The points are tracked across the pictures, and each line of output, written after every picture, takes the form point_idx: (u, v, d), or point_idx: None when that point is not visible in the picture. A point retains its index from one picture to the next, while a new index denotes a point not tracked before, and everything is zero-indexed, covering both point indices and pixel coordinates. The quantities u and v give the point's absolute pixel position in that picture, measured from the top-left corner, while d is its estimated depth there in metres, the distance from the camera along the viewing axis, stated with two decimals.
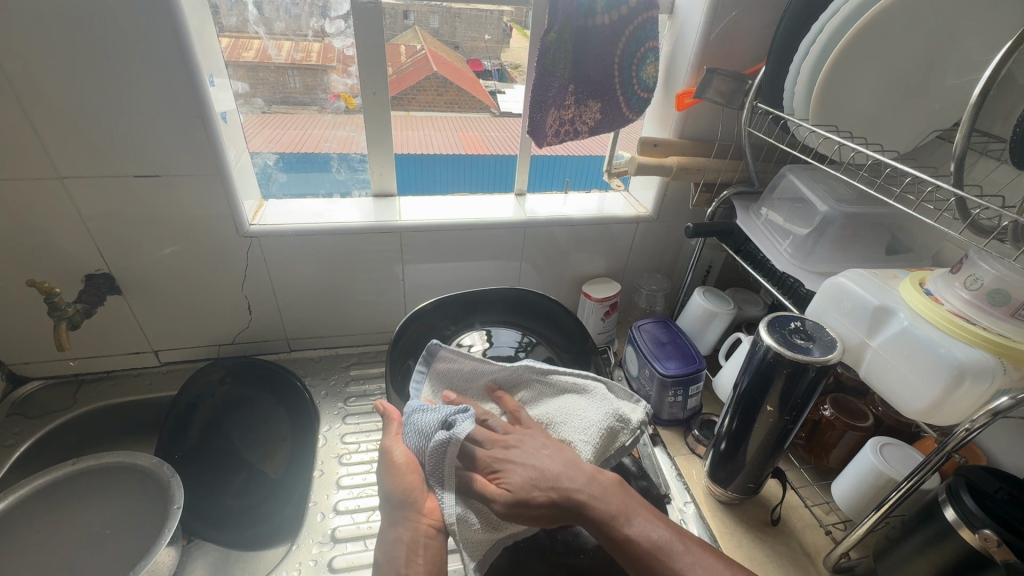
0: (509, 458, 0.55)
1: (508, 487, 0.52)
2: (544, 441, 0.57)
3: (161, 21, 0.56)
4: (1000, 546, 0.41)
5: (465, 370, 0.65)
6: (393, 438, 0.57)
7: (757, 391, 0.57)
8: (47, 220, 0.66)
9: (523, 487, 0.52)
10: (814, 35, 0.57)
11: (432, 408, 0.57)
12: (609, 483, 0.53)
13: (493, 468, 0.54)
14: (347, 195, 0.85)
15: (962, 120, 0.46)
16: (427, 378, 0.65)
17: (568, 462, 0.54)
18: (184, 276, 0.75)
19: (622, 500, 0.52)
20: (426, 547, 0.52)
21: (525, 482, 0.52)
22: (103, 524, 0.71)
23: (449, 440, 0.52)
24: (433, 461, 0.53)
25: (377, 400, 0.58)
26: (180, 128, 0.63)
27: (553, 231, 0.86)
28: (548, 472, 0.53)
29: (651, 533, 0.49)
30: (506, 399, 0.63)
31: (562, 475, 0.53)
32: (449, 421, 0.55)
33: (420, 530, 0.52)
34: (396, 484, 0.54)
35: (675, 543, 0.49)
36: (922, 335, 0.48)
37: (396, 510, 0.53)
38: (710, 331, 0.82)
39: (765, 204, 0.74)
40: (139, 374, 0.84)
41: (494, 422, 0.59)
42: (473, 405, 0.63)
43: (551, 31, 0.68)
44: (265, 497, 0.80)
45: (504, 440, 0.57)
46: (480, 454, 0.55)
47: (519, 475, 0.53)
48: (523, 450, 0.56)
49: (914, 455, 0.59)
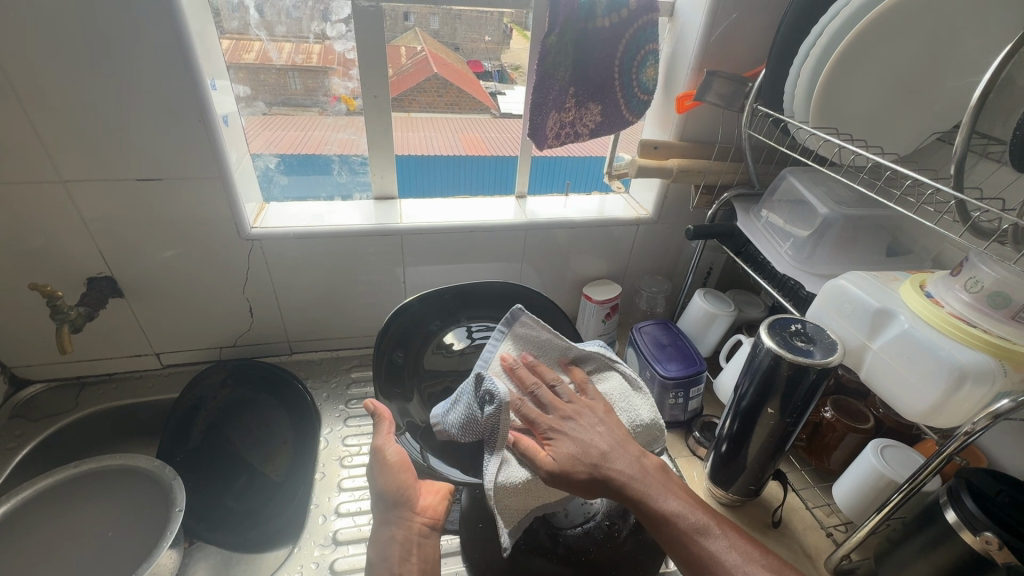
0: (563, 428, 0.55)
1: (554, 458, 0.52)
2: (602, 416, 0.57)
3: (163, 25, 0.57)
4: (1001, 550, 0.41)
5: (543, 340, 0.63)
6: (383, 437, 0.58)
7: (758, 393, 0.57)
8: (49, 223, 0.66)
9: (567, 459, 0.52)
10: (814, 38, 0.58)
11: (455, 403, 0.60)
12: (651, 466, 0.54)
13: (548, 434, 0.54)
14: (348, 197, 0.85)
15: (962, 123, 0.46)
16: (507, 339, 0.63)
17: (614, 440, 0.55)
18: (186, 278, 0.76)
19: (661, 481, 0.53)
20: (418, 544, 0.56)
21: (571, 456, 0.52)
22: (104, 526, 0.71)
23: (497, 412, 0.53)
24: (489, 432, 0.54)
25: (367, 398, 0.58)
26: (182, 131, 0.64)
27: (554, 233, 0.86)
28: (593, 449, 0.53)
29: (688, 516, 0.50)
30: (574, 371, 0.62)
31: (607, 454, 0.53)
32: (484, 393, 0.55)
33: (413, 528, 0.57)
34: (391, 484, 0.57)
35: (713, 527, 0.50)
36: (922, 337, 0.48)
37: (391, 510, 0.57)
38: (712, 332, 0.82)
39: (765, 206, 0.74)
40: (141, 377, 0.84)
41: (560, 391, 0.59)
42: (544, 371, 0.61)
43: (551, 34, 0.68)
44: (267, 499, 0.80)
45: (563, 409, 0.57)
46: (540, 418, 0.55)
47: (566, 447, 0.53)
48: (578, 424, 0.55)
49: (914, 457, 0.59)
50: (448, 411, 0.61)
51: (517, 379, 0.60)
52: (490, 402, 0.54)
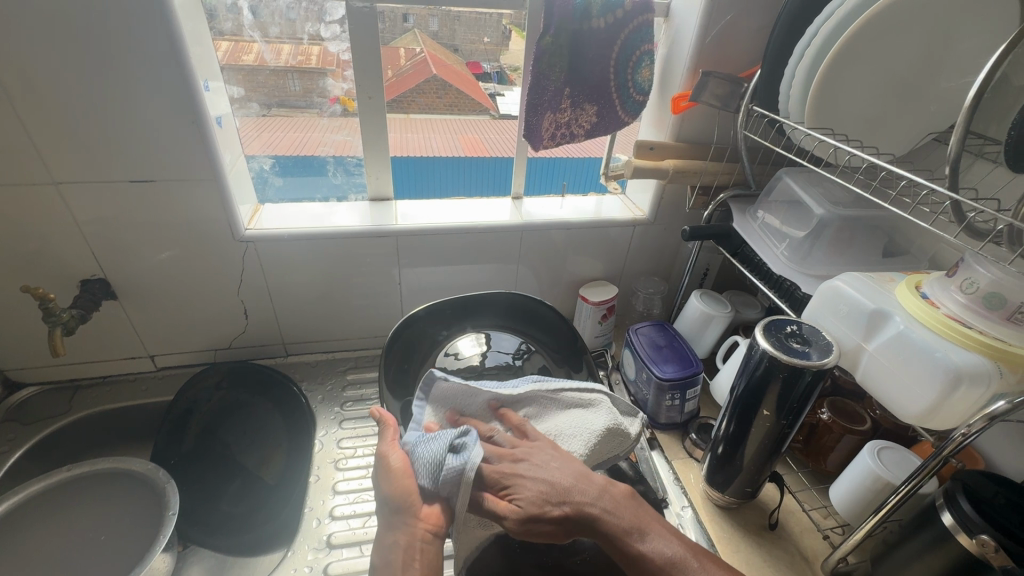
0: (519, 472, 0.54)
1: (520, 504, 0.51)
2: (552, 452, 0.57)
3: (155, 26, 0.56)
4: (997, 552, 0.41)
5: (468, 389, 0.61)
6: (388, 445, 0.57)
7: (754, 395, 0.56)
8: (42, 225, 0.66)
9: (534, 502, 0.51)
10: (809, 39, 0.57)
11: (431, 438, 0.55)
12: (621, 495, 0.54)
13: (505, 484, 0.53)
14: (343, 199, 0.84)
15: (957, 124, 0.45)
16: (430, 401, 0.61)
17: (578, 474, 0.54)
18: (180, 280, 0.75)
19: (635, 514, 0.53)
20: (422, 552, 0.51)
21: (538, 496, 0.52)
22: (97, 531, 0.70)
23: (464, 467, 0.51)
24: (451, 482, 0.51)
25: (373, 405, 0.58)
26: (175, 133, 0.63)
27: (552, 235, 0.86)
28: (559, 486, 0.53)
29: (665, 549, 0.50)
30: (512, 416, 0.61)
31: (573, 488, 0.53)
32: (455, 446, 0.53)
33: (416, 534, 0.51)
34: (393, 488, 0.54)
35: (689, 559, 0.50)
36: (917, 339, 0.48)
37: (394, 515, 0.53)
38: (708, 334, 0.82)
39: (761, 207, 0.73)
40: (136, 379, 0.84)
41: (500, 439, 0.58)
42: (478, 424, 0.60)
43: (546, 35, 0.68)
44: (263, 502, 0.79)
45: (512, 454, 0.56)
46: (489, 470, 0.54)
47: (529, 490, 0.52)
48: (533, 464, 0.55)
49: (911, 459, 0.59)
50: (421, 441, 0.56)
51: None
52: (458, 456, 0.52)
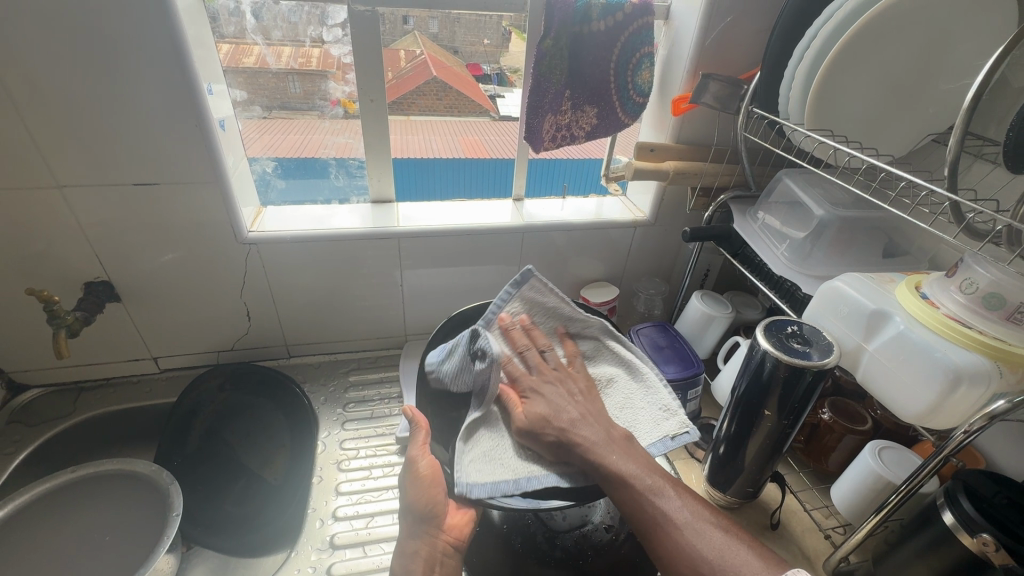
0: (541, 391, 0.59)
1: (526, 416, 0.57)
2: (585, 386, 0.60)
3: (159, 30, 0.57)
4: (999, 551, 0.41)
5: (547, 305, 0.64)
6: (418, 448, 0.58)
7: (755, 395, 0.57)
8: (46, 228, 0.66)
9: (537, 418, 0.56)
10: (808, 41, 0.58)
11: (452, 350, 0.60)
12: (617, 436, 0.56)
13: (525, 394, 0.59)
14: (345, 201, 0.85)
15: (955, 125, 0.46)
16: (517, 297, 0.63)
17: (586, 411, 0.57)
18: (183, 282, 0.76)
19: (624, 450, 0.54)
20: (441, 562, 0.55)
21: (539, 419, 0.56)
22: (101, 531, 0.71)
23: (489, 368, 0.57)
24: (480, 387, 0.58)
25: (405, 405, 0.58)
26: (179, 136, 0.64)
27: (552, 236, 0.87)
28: (564, 414, 0.56)
29: (645, 477, 0.52)
30: (569, 345, 0.64)
31: (576, 421, 0.56)
32: (476, 349, 0.58)
33: (437, 545, 0.56)
34: (420, 497, 0.56)
35: (668, 490, 0.51)
36: (918, 339, 0.48)
37: (418, 524, 0.56)
38: (709, 335, 0.83)
39: (761, 208, 0.74)
40: (140, 381, 0.84)
41: (548, 357, 0.62)
42: (539, 336, 0.64)
43: (547, 38, 0.69)
44: (266, 504, 0.80)
45: (546, 373, 0.60)
46: (523, 378, 0.60)
47: (539, 407, 0.57)
48: (558, 390, 0.59)
49: (912, 458, 0.59)
50: (443, 361, 0.61)
51: (510, 340, 0.62)
52: (481, 359, 0.57)
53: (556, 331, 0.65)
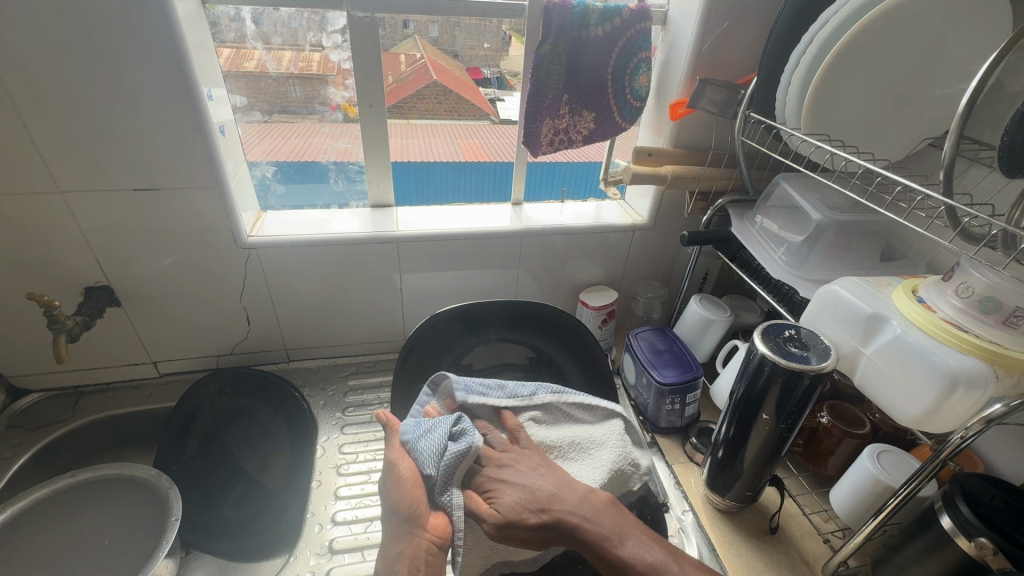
0: (502, 477, 0.54)
1: (499, 509, 0.51)
2: (539, 460, 0.56)
3: (159, 36, 0.57)
4: (996, 555, 0.41)
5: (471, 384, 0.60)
6: (396, 449, 0.54)
7: (754, 399, 0.57)
8: (47, 233, 0.67)
9: (513, 509, 0.51)
10: (804, 47, 0.58)
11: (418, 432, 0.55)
12: (600, 503, 0.54)
13: (488, 488, 0.53)
14: (345, 205, 0.85)
15: (950, 130, 0.46)
16: (435, 388, 0.61)
17: (560, 480, 0.55)
18: (183, 286, 0.76)
19: (615, 520, 0.53)
20: (427, 563, 0.50)
21: (517, 503, 0.51)
22: (101, 535, 0.71)
23: (469, 452, 0.51)
24: (450, 473, 0.51)
25: (376, 410, 0.55)
26: (180, 141, 0.64)
27: (551, 240, 0.87)
28: (540, 493, 0.53)
29: (646, 555, 0.51)
30: (507, 420, 0.59)
31: (555, 495, 0.53)
32: (457, 432, 0.53)
33: (422, 546, 0.50)
34: (402, 498, 0.52)
35: (669, 563, 0.51)
36: (914, 343, 0.48)
37: (401, 525, 0.51)
38: (707, 339, 0.83)
39: (759, 213, 0.74)
40: (140, 385, 0.85)
41: (493, 439, 0.57)
42: (477, 421, 0.60)
43: (545, 43, 0.69)
44: (266, 508, 0.80)
45: (499, 458, 0.55)
46: (479, 471, 0.54)
47: (511, 496, 0.52)
48: (517, 469, 0.54)
49: (910, 461, 0.59)
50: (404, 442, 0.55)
51: None
52: (459, 441, 0.52)
53: (490, 409, 0.61)
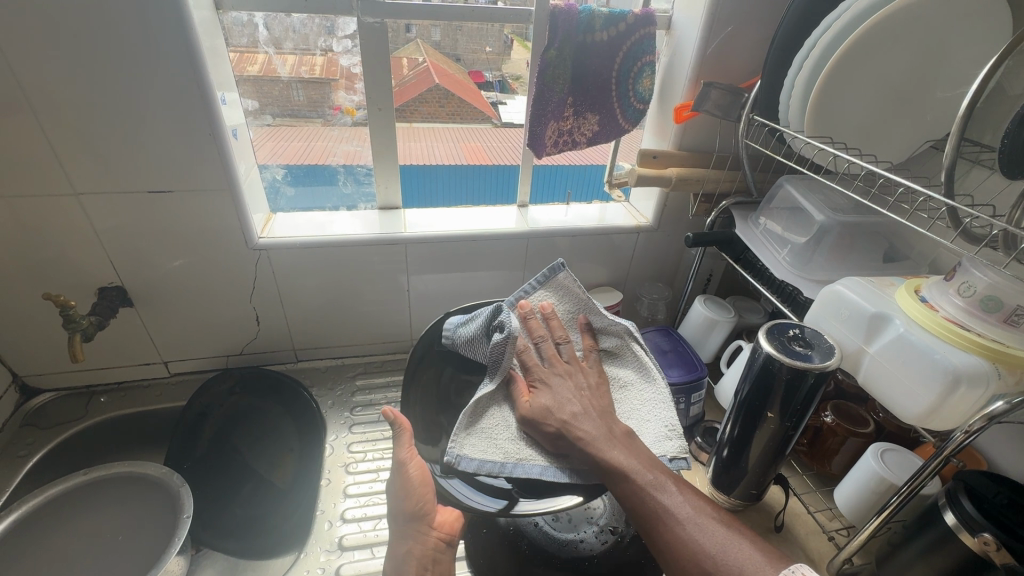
0: (549, 382, 0.61)
1: (530, 405, 0.59)
2: (592, 382, 0.62)
3: (174, 41, 0.59)
4: (999, 550, 0.42)
5: (577, 297, 0.68)
6: (405, 449, 0.57)
7: (758, 398, 0.57)
8: (62, 235, 0.68)
9: (540, 409, 0.58)
10: (807, 51, 0.59)
11: (472, 319, 0.66)
12: (618, 433, 0.57)
13: (535, 382, 0.61)
14: (353, 208, 0.87)
15: (951, 132, 0.47)
16: (545, 286, 0.68)
17: (591, 407, 0.59)
18: (194, 287, 0.77)
19: (625, 445, 0.55)
20: (434, 560, 0.58)
21: (543, 408, 0.58)
22: (116, 532, 0.72)
23: (505, 341, 0.59)
24: (496, 357, 0.60)
25: (386, 408, 0.56)
26: (193, 145, 0.65)
27: (555, 241, 0.88)
28: (567, 406, 0.58)
29: (646, 474, 0.52)
30: (586, 338, 0.67)
31: (578, 414, 0.57)
32: (498, 323, 0.62)
33: (430, 544, 0.58)
34: (409, 501, 0.57)
35: (668, 485, 0.52)
36: (917, 341, 0.49)
37: (410, 524, 0.58)
38: (712, 339, 0.83)
39: (763, 213, 0.75)
40: (151, 385, 0.86)
41: (563, 350, 0.64)
42: (556, 327, 0.66)
43: (551, 48, 0.70)
44: (275, 507, 0.81)
45: (558, 366, 0.62)
46: (535, 367, 0.62)
47: (544, 398, 0.59)
48: (566, 382, 0.61)
49: (914, 459, 0.60)
50: (462, 325, 0.67)
51: (527, 328, 0.65)
52: (501, 331, 0.61)
53: (575, 320, 0.68)
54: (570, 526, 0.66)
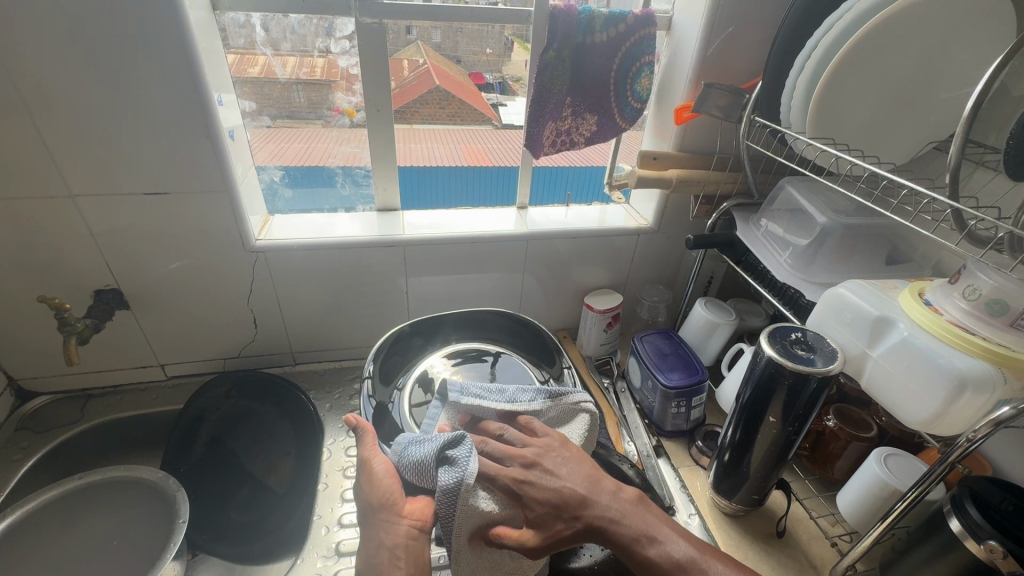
0: (528, 478, 0.52)
1: (531, 516, 0.51)
2: (565, 454, 0.55)
3: (170, 42, 0.58)
4: (1005, 558, 0.41)
5: (482, 398, 0.60)
6: (370, 449, 0.57)
7: (761, 402, 0.57)
8: (57, 237, 0.67)
9: (546, 517, 0.51)
10: (809, 52, 0.59)
11: (426, 439, 0.54)
12: (630, 502, 0.53)
13: (514, 492, 0.52)
14: (352, 210, 0.86)
15: (956, 133, 0.46)
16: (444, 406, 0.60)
17: (588, 476, 0.54)
18: (191, 289, 0.76)
19: (642, 518, 0.52)
20: (408, 547, 0.52)
21: (548, 508, 0.51)
22: (112, 535, 0.72)
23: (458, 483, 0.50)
24: (446, 512, 0.50)
25: (347, 415, 0.57)
26: (190, 146, 0.65)
27: (556, 243, 0.87)
28: (569, 496, 0.51)
29: (675, 551, 0.49)
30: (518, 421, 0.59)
31: (584, 498, 0.52)
32: (444, 459, 0.52)
33: (401, 532, 0.53)
34: (374, 490, 0.54)
35: (699, 559, 0.49)
36: (922, 345, 0.48)
37: (378, 514, 0.53)
38: (713, 342, 0.83)
39: (764, 215, 0.74)
40: (147, 389, 0.85)
41: (510, 438, 0.57)
42: (488, 426, 0.59)
43: (550, 49, 0.70)
44: (272, 511, 0.80)
45: (523, 457, 0.54)
46: (500, 476, 0.52)
47: (541, 501, 0.51)
48: (543, 469, 0.53)
49: (918, 465, 0.59)
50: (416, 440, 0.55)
51: None
52: (449, 470, 0.51)
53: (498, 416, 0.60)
54: None
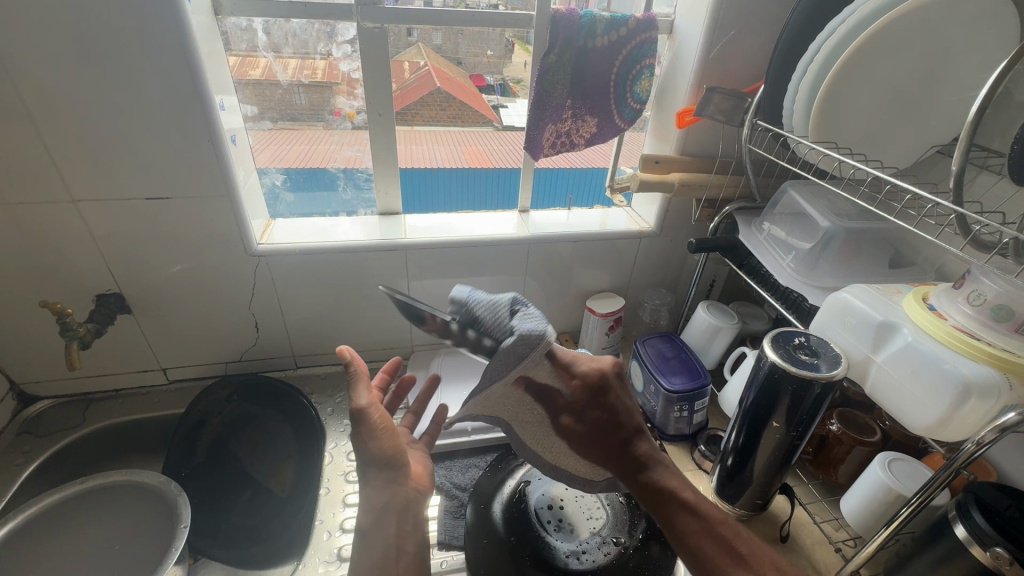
0: (608, 394, 0.61)
1: (584, 425, 0.62)
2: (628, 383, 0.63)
3: (173, 47, 0.58)
4: (1012, 565, 0.41)
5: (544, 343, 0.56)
6: (365, 396, 0.56)
7: (764, 407, 0.56)
8: (58, 241, 0.67)
9: (597, 427, 0.61)
10: (811, 56, 0.59)
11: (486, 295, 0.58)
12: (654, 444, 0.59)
13: (584, 400, 0.61)
14: (353, 213, 0.86)
15: (960, 138, 0.46)
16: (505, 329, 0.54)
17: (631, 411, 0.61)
18: (193, 293, 0.76)
19: (661, 456, 0.58)
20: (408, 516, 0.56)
21: (599, 421, 0.61)
22: (112, 540, 0.71)
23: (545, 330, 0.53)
24: (523, 346, 0.52)
25: (342, 350, 0.54)
26: (193, 150, 0.65)
27: (558, 246, 0.87)
28: (622, 420, 0.60)
29: (687, 492, 0.53)
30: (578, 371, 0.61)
31: (632, 428, 0.60)
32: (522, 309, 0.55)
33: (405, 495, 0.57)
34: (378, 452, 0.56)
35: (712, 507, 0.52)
36: (926, 350, 0.48)
37: (380, 481, 0.57)
38: (715, 346, 0.83)
39: (767, 219, 0.74)
40: (149, 393, 0.85)
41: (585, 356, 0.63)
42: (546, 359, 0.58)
43: (551, 53, 0.70)
44: (274, 516, 0.80)
45: (605, 371, 0.62)
46: (572, 375, 0.60)
47: (599, 416, 0.61)
48: (619, 393, 0.61)
49: (923, 470, 0.59)
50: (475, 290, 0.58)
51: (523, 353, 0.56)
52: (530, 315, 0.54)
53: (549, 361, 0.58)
54: (571, 535, 0.65)
